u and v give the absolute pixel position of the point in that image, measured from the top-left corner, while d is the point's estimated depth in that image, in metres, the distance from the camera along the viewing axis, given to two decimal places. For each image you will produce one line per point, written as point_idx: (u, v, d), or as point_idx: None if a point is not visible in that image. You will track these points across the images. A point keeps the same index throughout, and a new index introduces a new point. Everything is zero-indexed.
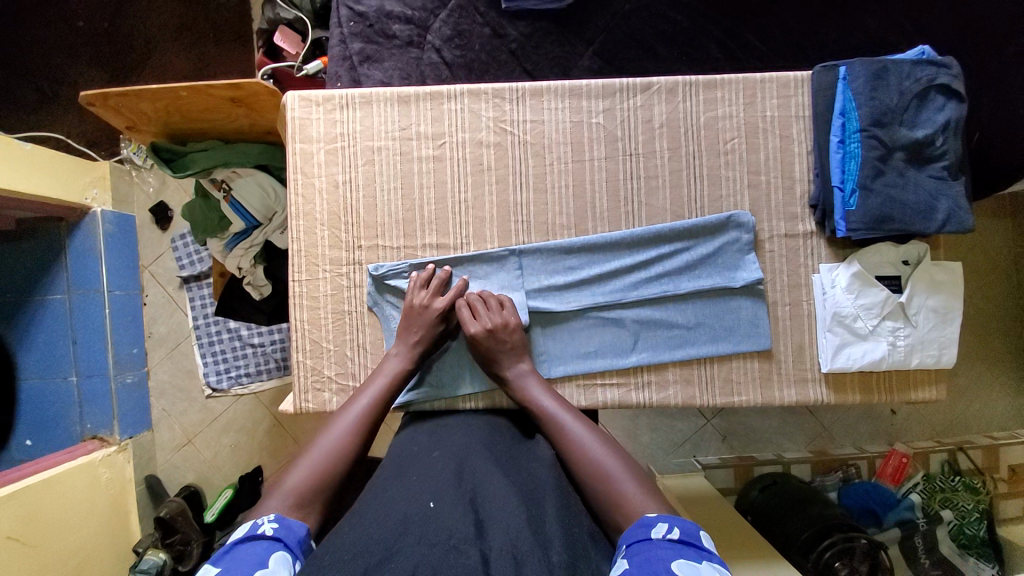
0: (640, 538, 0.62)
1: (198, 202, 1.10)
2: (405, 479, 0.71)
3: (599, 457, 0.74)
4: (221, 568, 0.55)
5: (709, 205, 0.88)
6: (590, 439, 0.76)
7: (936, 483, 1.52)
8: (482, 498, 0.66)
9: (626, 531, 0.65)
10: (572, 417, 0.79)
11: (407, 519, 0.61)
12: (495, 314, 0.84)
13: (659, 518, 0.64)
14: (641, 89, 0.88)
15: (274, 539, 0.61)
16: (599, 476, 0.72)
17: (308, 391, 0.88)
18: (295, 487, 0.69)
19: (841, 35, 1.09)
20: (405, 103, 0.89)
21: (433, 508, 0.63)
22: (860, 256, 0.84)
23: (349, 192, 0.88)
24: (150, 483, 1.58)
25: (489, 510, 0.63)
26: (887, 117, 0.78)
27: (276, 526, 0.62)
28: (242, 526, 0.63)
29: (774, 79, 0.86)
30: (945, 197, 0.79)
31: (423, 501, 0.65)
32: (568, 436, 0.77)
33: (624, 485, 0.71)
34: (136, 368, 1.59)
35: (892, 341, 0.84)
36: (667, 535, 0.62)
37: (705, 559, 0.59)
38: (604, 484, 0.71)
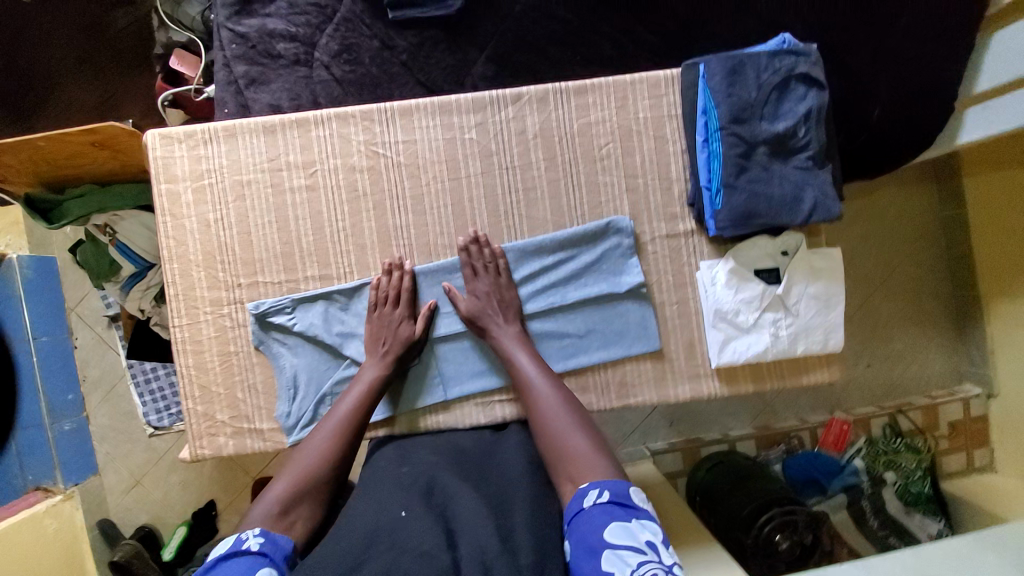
0: (576, 509, 0.66)
1: (88, 248, 1.07)
2: (372, 494, 0.71)
3: (559, 411, 0.76)
4: None
5: (590, 211, 0.87)
6: (553, 394, 0.78)
7: (879, 447, 1.52)
8: (451, 504, 0.66)
9: (568, 503, 0.68)
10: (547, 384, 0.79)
11: (377, 530, 0.63)
12: (498, 268, 0.85)
13: (594, 486, 0.67)
14: (511, 101, 0.87)
15: (259, 554, 0.61)
16: (552, 431, 0.75)
17: (202, 437, 0.86)
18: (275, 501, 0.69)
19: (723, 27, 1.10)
20: (271, 133, 0.86)
21: (404, 516, 0.64)
22: (737, 251, 0.85)
23: (223, 230, 0.86)
24: (103, 528, 1.57)
25: (459, 517, 0.64)
26: (746, 113, 0.78)
27: (262, 541, 0.63)
28: (224, 540, 0.63)
29: (642, 79, 0.86)
30: (811, 187, 0.78)
31: (396, 509, 0.66)
32: (533, 385, 0.79)
33: (573, 442, 0.73)
34: (73, 415, 1.55)
35: (775, 331, 0.84)
36: (597, 499, 0.65)
37: (635, 515, 0.63)
38: (554, 438, 0.74)
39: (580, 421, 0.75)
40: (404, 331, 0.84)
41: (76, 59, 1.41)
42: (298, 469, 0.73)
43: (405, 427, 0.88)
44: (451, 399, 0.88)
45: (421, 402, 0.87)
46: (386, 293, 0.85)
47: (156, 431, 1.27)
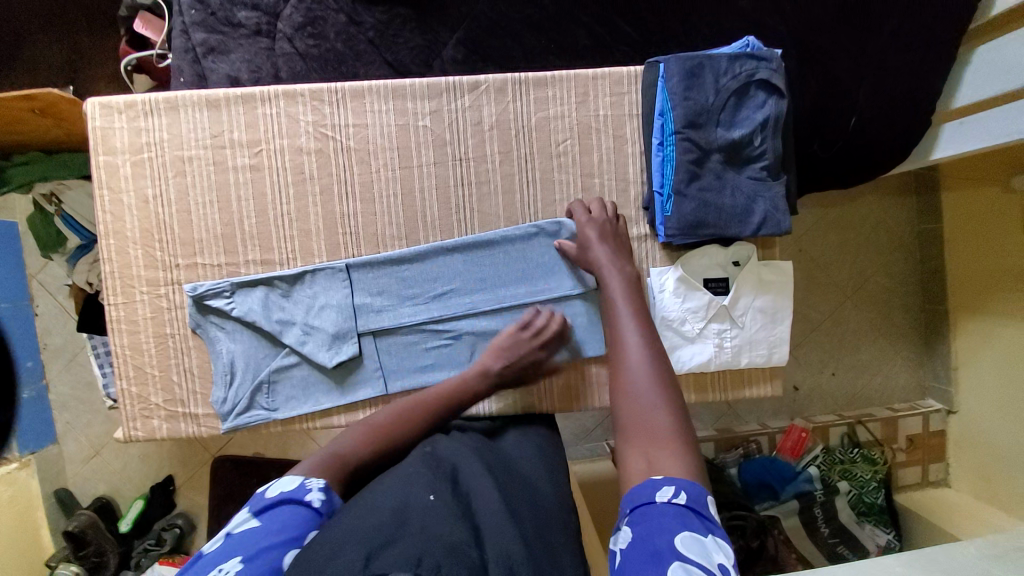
0: (645, 501, 0.51)
1: (33, 218, 1.05)
2: (401, 469, 0.60)
3: (643, 370, 0.63)
4: (263, 537, 0.50)
5: (543, 211, 0.86)
6: (639, 352, 0.66)
7: (835, 456, 1.48)
8: (474, 499, 0.56)
9: (630, 491, 0.53)
10: (644, 340, 0.67)
11: (403, 508, 0.52)
12: (608, 220, 0.81)
13: (667, 480, 0.52)
14: (469, 89, 0.84)
15: (318, 514, 0.55)
16: (629, 393, 0.62)
17: (135, 419, 0.85)
18: (339, 448, 0.64)
19: (700, 25, 1.07)
20: (215, 108, 0.82)
21: (433, 501, 0.53)
22: (685, 260, 0.84)
23: (162, 207, 0.83)
24: (58, 496, 1.55)
25: (487, 520, 0.52)
26: (702, 117, 0.76)
27: (324, 498, 0.57)
28: (291, 477, 0.57)
29: (605, 76, 0.83)
30: (762, 199, 0.77)
31: (422, 491, 0.54)
32: (624, 339, 0.68)
33: (650, 410, 0.60)
34: (33, 383, 1.55)
35: (719, 343, 0.84)
36: (672, 499, 0.50)
37: (712, 531, 0.49)
38: (632, 399, 0.61)
39: (662, 385, 0.62)
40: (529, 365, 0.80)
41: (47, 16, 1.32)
42: (368, 426, 0.69)
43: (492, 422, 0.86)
44: (390, 393, 0.87)
45: (359, 395, 0.86)
46: (539, 325, 0.81)
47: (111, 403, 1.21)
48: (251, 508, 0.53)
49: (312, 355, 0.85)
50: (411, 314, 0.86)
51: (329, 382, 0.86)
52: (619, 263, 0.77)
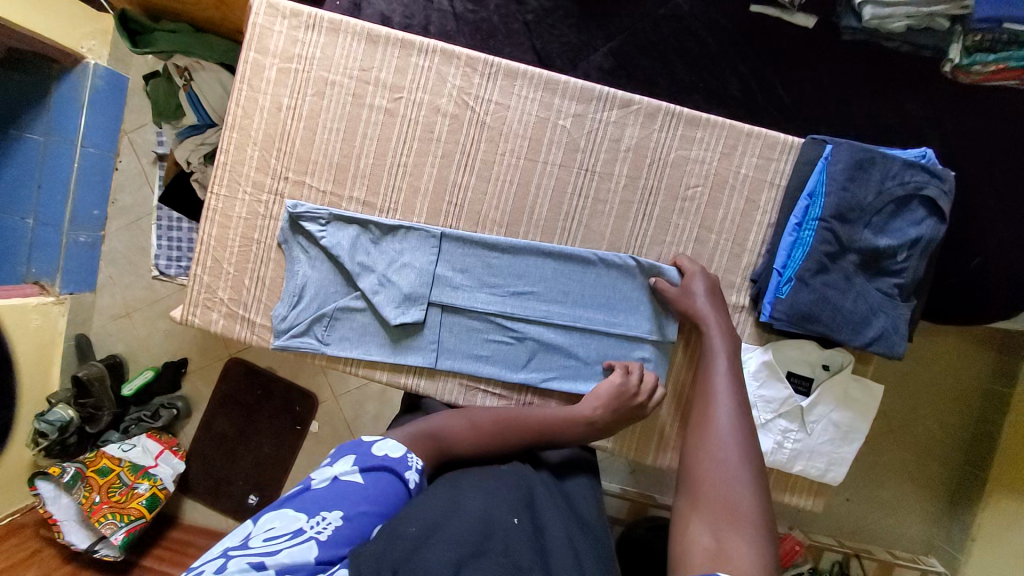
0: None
1: (162, 84, 1.08)
2: (482, 481, 0.67)
3: (731, 441, 0.64)
4: (364, 499, 0.58)
5: (649, 247, 0.83)
6: (729, 422, 0.66)
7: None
8: (545, 532, 0.62)
9: None
10: (737, 415, 0.66)
11: (489, 522, 0.58)
12: (710, 288, 0.78)
13: None
14: (620, 104, 0.81)
15: (409, 492, 0.62)
16: (713, 460, 0.63)
17: (196, 306, 0.87)
18: (438, 430, 0.71)
19: (837, 124, 1.08)
20: (372, 43, 0.82)
21: (517, 523, 0.60)
22: (777, 346, 0.80)
23: (291, 118, 0.84)
24: (78, 341, 1.71)
25: (555, 554, 0.59)
26: (854, 213, 0.72)
27: (417, 477, 0.64)
28: (398, 445, 0.65)
29: (760, 136, 0.80)
30: (884, 316, 0.73)
31: (505, 513, 0.61)
32: (713, 403, 0.68)
33: (733, 485, 0.60)
34: (92, 230, 1.71)
35: (780, 441, 0.80)
36: None
37: None
38: (712, 467, 0.62)
39: (748, 462, 0.62)
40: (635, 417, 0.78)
41: None
42: (471, 421, 0.74)
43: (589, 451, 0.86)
44: (437, 369, 0.86)
45: (408, 360, 0.86)
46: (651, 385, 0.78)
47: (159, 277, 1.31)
48: (358, 461, 0.61)
49: (378, 308, 0.85)
50: (484, 301, 0.84)
51: (384, 337, 0.86)
52: (724, 320, 0.77)
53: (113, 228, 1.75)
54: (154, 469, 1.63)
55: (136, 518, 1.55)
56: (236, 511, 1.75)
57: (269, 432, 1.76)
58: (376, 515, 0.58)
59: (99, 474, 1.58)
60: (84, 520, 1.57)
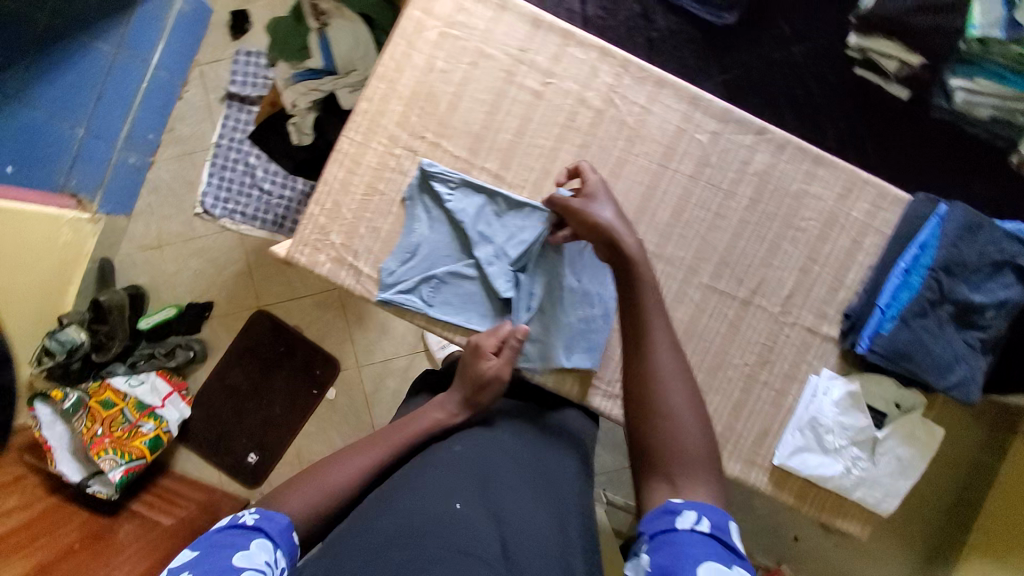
0: (665, 529, 0.61)
1: (291, 23, 1.11)
2: (422, 477, 0.73)
3: (677, 394, 0.71)
4: (200, 556, 0.60)
5: (758, 266, 0.86)
6: (670, 371, 0.72)
7: None
8: (503, 502, 0.70)
9: (648, 518, 0.64)
10: (672, 377, 0.72)
11: (428, 520, 0.65)
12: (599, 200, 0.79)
13: (686, 506, 0.63)
14: (755, 131, 0.86)
15: (255, 528, 0.64)
16: (660, 418, 0.70)
17: (306, 244, 0.86)
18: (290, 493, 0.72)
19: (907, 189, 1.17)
20: (535, 27, 0.86)
21: (458, 510, 0.67)
22: (863, 379, 0.86)
23: (441, 82, 0.86)
24: (102, 265, 1.63)
25: (511, 523, 0.67)
26: (958, 269, 0.81)
27: (258, 517, 0.66)
28: (225, 516, 0.66)
29: (874, 185, 0.86)
30: (966, 364, 0.81)
31: (448, 499, 0.68)
32: (648, 360, 0.73)
33: (682, 435, 0.69)
34: (142, 153, 1.65)
35: (848, 467, 0.85)
36: (695, 526, 0.61)
37: (733, 561, 0.58)
38: (666, 424, 0.70)
39: (691, 406, 0.71)
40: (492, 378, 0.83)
41: None
42: (326, 470, 0.76)
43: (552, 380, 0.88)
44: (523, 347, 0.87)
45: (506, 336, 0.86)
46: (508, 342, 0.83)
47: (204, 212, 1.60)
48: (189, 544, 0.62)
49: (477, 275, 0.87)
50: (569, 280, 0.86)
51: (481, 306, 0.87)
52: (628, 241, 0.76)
53: (163, 156, 1.69)
54: (161, 410, 1.55)
55: (136, 458, 1.47)
56: (233, 468, 1.67)
57: (283, 392, 1.68)
58: (219, 560, 0.59)
59: (103, 406, 1.48)
60: (76, 452, 1.46)
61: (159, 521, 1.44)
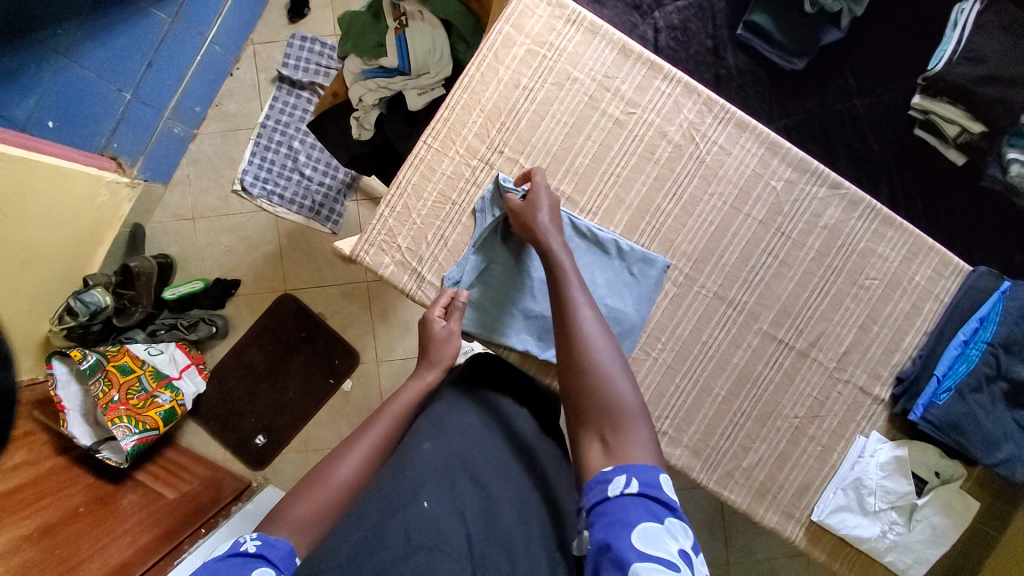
0: (598, 497, 0.60)
1: (369, 20, 1.09)
2: (391, 470, 0.67)
3: (604, 356, 0.69)
4: None
5: (817, 320, 0.87)
6: (591, 334, 0.71)
7: None
8: (467, 500, 0.65)
9: (585, 488, 0.63)
10: (591, 335, 0.70)
11: (392, 508, 0.61)
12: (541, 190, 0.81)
13: (617, 468, 0.61)
14: (829, 184, 0.86)
15: (255, 556, 0.57)
16: (584, 379, 0.69)
17: (372, 245, 0.86)
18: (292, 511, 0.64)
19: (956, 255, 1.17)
20: (623, 56, 0.86)
21: (428, 507, 0.61)
22: (909, 445, 0.86)
23: (524, 99, 0.86)
24: (133, 230, 1.61)
25: (474, 518, 0.63)
26: (1018, 348, 0.81)
27: (259, 543, 0.59)
28: (225, 541, 0.60)
29: (940, 253, 0.87)
30: (1014, 443, 0.80)
31: (418, 497, 0.62)
32: (569, 324, 0.71)
33: (610, 394, 0.67)
34: (187, 125, 1.64)
35: (885, 530, 0.86)
36: (625, 489, 0.59)
37: (666, 517, 0.57)
38: (588, 381, 0.68)
39: (617, 366, 0.69)
40: (449, 349, 0.80)
41: None
42: (326, 479, 0.67)
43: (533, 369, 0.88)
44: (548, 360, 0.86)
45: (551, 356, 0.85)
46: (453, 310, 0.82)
47: (240, 189, 1.66)
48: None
49: (513, 285, 0.85)
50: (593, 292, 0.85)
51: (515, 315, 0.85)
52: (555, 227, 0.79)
53: (207, 130, 1.68)
54: (178, 381, 1.54)
55: (149, 428, 1.45)
56: (238, 447, 1.64)
57: (298, 378, 1.65)
58: None
59: (120, 371, 1.44)
60: (87, 415, 1.42)
61: (162, 494, 1.41)
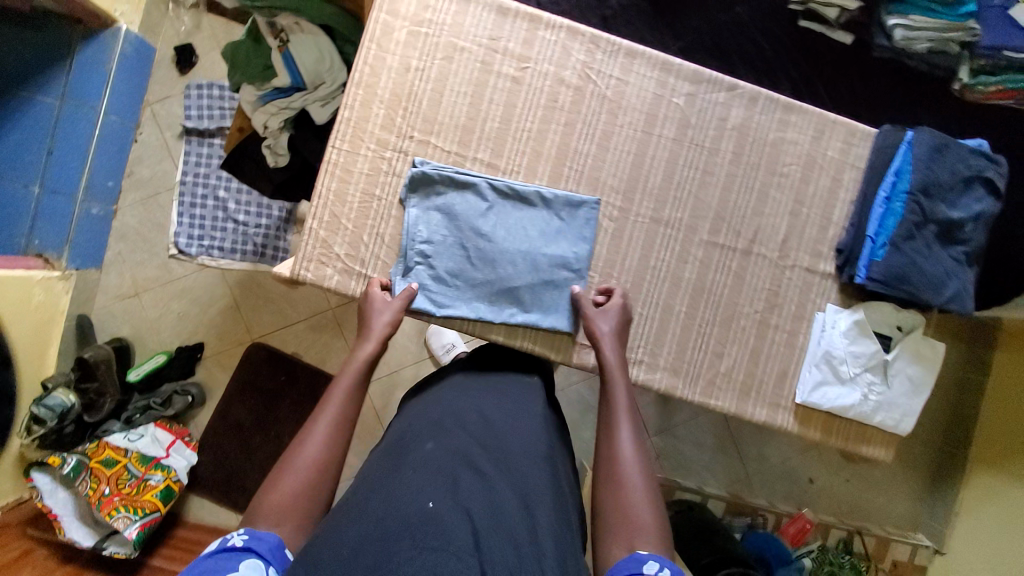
0: (633, 572, 0.63)
1: (249, 45, 1.07)
2: (395, 478, 0.66)
3: (631, 472, 0.73)
4: None
5: (751, 217, 0.90)
6: (630, 450, 0.75)
7: (828, 555, 1.52)
8: (472, 499, 0.62)
9: (616, 564, 0.65)
10: (631, 453, 0.74)
11: (399, 518, 0.58)
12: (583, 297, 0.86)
13: (651, 556, 0.65)
14: (726, 88, 0.89)
15: (244, 549, 0.58)
16: (617, 489, 0.72)
17: (310, 260, 0.85)
18: (265, 500, 0.64)
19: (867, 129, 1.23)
20: (502, 15, 0.87)
21: (432, 509, 0.59)
22: (866, 308, 0.89)
23: (419, 80, 0.86)
24: (80, 322, 1.54)
25: (484, 517, 0.59)
26: (935, 189, 0.84)
27: (246, 538, 0.60)
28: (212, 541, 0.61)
29: (844, 124, 0.91)
30: (956, 279, 0.85)
31: (422, 500, 0.61)
32: (614, 438, 0.76)
33: (636, 505, 0.70)
34: (105, 203, 1.57)
35: (865, 393, 0.89)
36: (656, 573, 0.63)
37: None
38: (619, 493, 0.71)
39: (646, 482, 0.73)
40: (385, 316, 0.81)
41: None
42: (294, 465, 0.68)
43: (500, 334, 0.87)
44: (505, 321, 0.86)
45: (506, 316, 0.85)
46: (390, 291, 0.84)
47: (177, 254, 1.59)
48: None
49: (448, 254, 0.85)
50: (528, 245, 0.86)
51: (456, 283, 0.85)
52: (614, 346, 0.83)
53: (128, 202, 1.62)
54: (167, 459, 1.47)
55: (150, 512, 1.40)
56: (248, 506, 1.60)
57: (290, 422, 1.62)
58: None
59: (104, 465, 1.41)
60: (85, 517, 1.40)
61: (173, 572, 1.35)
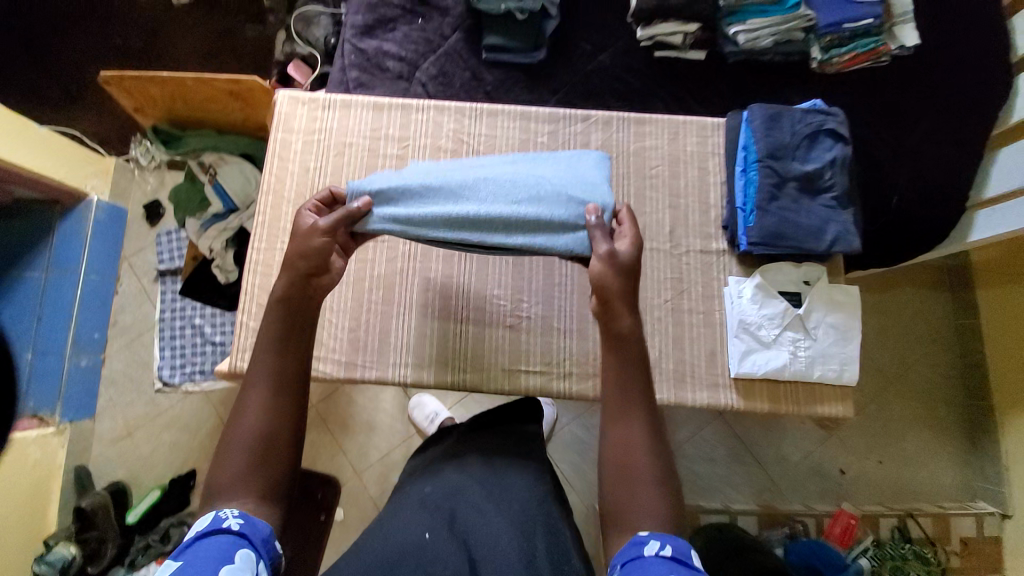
0: (634, 557, 0.62)
1: (185, 185, 1.27)
2: (397, 516, 0.73)
3: (638, 467, 0.68)
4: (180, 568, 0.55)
5: (635, 218, 0.98)
6: (641, 436, 0.70)
7: (886, 551, 1.39)
8: (470, 535, 0.70)
9: (619, 549, 0.65)
10: (639, 432, 0.70)
11: (403, 546, 0.67)
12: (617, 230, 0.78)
13: (651, 536, 0.65)
14: (582, 119, 1.03)
15: (239, 535, 0.59)
16: (626, 478, 0.68)
17: (245, 351, 0.93)
18: (223, 482, 0.63)
19: None
20: (378, 110, 1.03)
21: (429, 538, 0.68)
22: (764, 272, 0.94)
23: (319, 177, 1.00)
24: (77, 473, 1.57)
25: (481, 543, 0.68)
26: (780, 152, 0.93)
27: (242, 522, 0.60)
28: (206, 516, 0.61)
29: (693, 122, 1.03)
30: (834, 223, 0.91)
31: (419, 530, 0.69)
32: (625, 422, 0.71)
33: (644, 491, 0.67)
34: (93, 353, 1.65)
35: (793, 351, 0.91)
36: (659, 552, 0.62)
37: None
38: (626, 482, 0.67)
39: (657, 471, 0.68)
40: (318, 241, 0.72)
41: (203, 55, 1.68)
42: (239, 444, 0.64)
43: (433, 375, 0.93)
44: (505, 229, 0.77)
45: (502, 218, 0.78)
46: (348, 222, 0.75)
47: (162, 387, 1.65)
48: (172, 556, 0.58)
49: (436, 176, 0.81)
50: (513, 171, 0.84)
51: (451, 198, 0.78)
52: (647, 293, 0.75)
53: (114, 349, 1.70)
54: None
55: None
56: None
57: None
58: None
59: None
60: None
61: None
